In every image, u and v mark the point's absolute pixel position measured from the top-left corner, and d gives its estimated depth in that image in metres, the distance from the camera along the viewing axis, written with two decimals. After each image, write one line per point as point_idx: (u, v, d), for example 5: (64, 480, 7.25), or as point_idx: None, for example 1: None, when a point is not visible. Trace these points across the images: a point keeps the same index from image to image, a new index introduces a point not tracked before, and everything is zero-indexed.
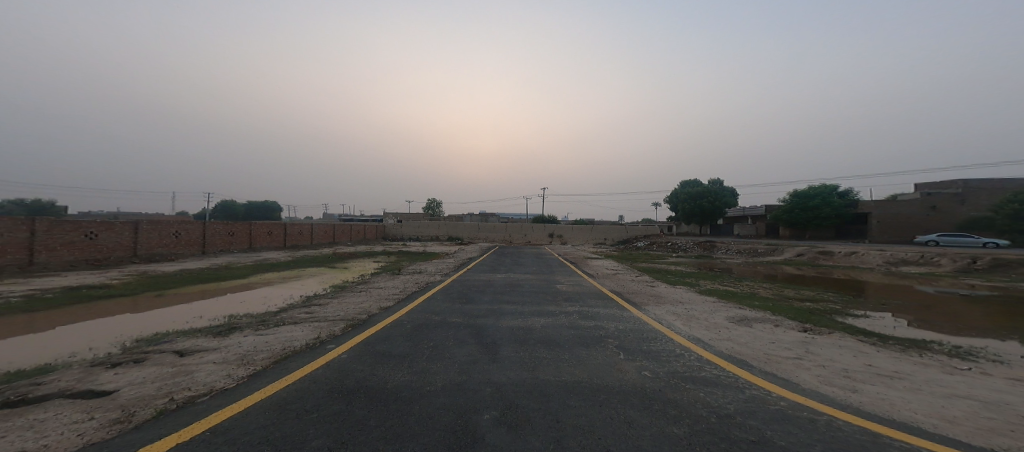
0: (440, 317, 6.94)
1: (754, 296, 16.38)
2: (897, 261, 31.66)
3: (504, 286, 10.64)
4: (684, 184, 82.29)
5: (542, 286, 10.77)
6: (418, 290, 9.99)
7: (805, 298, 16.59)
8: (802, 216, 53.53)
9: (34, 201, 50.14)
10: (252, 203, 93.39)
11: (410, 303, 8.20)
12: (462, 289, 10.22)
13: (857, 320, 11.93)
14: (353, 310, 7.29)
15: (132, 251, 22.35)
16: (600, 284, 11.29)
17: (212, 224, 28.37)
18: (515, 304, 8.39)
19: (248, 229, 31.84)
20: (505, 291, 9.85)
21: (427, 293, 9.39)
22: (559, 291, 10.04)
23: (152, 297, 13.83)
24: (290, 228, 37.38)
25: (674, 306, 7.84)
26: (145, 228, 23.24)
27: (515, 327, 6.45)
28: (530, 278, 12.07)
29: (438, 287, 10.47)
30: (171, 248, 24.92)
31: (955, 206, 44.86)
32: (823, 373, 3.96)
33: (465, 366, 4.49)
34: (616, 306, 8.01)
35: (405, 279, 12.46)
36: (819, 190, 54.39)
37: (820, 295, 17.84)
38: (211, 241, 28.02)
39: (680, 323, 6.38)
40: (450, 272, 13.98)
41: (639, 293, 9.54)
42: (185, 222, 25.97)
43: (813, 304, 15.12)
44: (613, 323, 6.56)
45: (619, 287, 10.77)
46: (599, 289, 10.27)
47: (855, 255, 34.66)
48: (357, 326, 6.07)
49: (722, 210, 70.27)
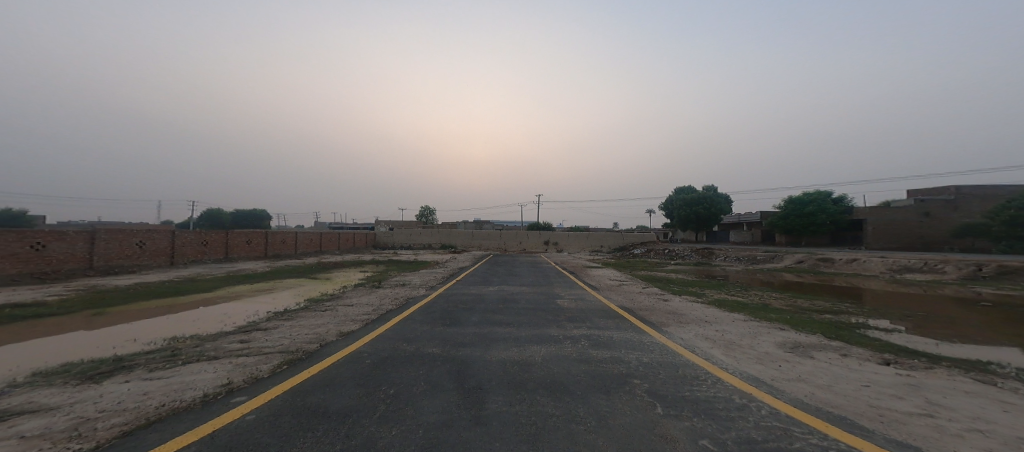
0: (412, 348, 5.41)
1: (766, 308, 15.08)
2: (900, 268, 30.66)
3: (497, 302, 9.14)
4: (679, 191, 81.75)
5: (540, 301, 9.36)
6: (394, 307, 8.48)
7: (821, 309, 15.17)
8: (798, 222, 52.86)
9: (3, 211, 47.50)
10: (240, 212, 91.31)
11: (378, 325, 6.71)
12: (447, 305, 8.76)
13: (890, 333, 10.60)
14: (304, 336, 5.79)
15: (87, 264, 20.59)
16: (606, 300, 9.78)
17: (183, 233, 26.58)
18: (508, 326, 6.90)
19: (224, 238, 30.00)
20: (497, 309, 8.40)
21: (403, 312, 7.90)
22: (560, 308, 8.54)
23: (90, 316, 12.14)
24: (272, 236, 35.52)
25: (702, 329, 6.37)
26: (104, 237, 21.52)
27: (509, 360, 5.00)
28: (526, 292, 10.54)
29: (419, 303, 8.97)
30: (135, 259, 23.15)
31: (949, 212, 44.43)
32: (993, 446, 2.49)
33: (437, 434, 3.03)
34: (632, 328, 6.58)
35: (383, 293, 10.92)
36: (813, 195, 53.80)
37: (835, 305, 16.52)
38: (181, 252, 26.21)
39: (721, 352, 4.88)
40: (436, 284, 12.51)
41: (653, 311, 8.04)
42: (152, 231, 24.22)
43: (833, 315, 13.85)
44: (635, 355, 5.08)
45: (628, 302, 9.32)
46: (605, 305, 8.83)
47: (858, 261, 33.73)
48: (296, 362, 4.59)
49: (717, 217, 69.60)
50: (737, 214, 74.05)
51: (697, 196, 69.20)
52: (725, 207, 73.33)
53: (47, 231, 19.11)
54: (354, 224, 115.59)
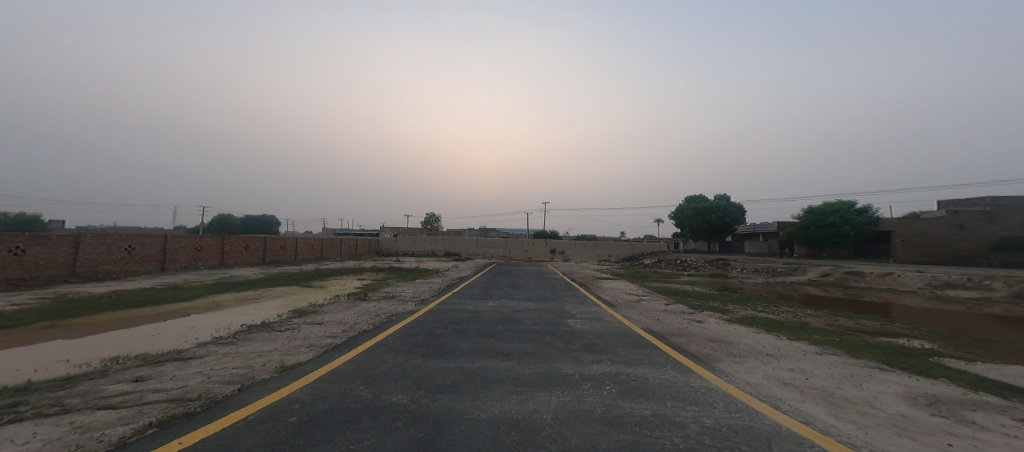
0: (368, 396, 3.86)
1: (806, 327, 13.28)
2: (939, 284, 28.37)
3: (495, 322, 7.59)
4: (690, 200, 79.70)
5: (549, 322, 7.79)
6: (371, 329, 6.90)
7: (870, 329, 13.28)
8: (819, 233, 50.50)
9: (14, 216, 47.10)
10: (249, 218, 91.91)
11: (341, 356, 5.13)
12: (434, 325, 7.25)
13: (975, 365, 8.72)
14: (229, 372, 4.22)
15: (69, 269, 19.46)
16: (626, 320, 8.13)
17: (176, 238, 25.48)
18: (507, 358, 5.34)
19: (219, 244, 28.82)
20: (495, 331, 6.86)
21: (378, 336, 6.32)
22: (572, 331, 6.98)
23: (41, 329, 10.81)
24: (271, 242, 34.35)
25: (768, 366, 4.69)
26: (89, 242, 20.42)
27: (504, 421, 3.42)
28: (531, 309, 8.98)
29: (401, 323, 7.39)
30: (122, 265, 22.00)
31: (984, 225, 41.82)
32: None
33: None
34: (671, 364, 4.95)
35: (365, 308, 9.35)
36: (835, 205, 51.46)
37: (884, 325, 14.55)
38: (173, 258, 25.04)
39: (823, 410, 3.23)
40: (429, 297, 10.96)
41: (690, 337, 6.39)
42: (142, 236, 23.12)
43: (889, 338, 11.95)
44: (690, 412, 3.46)
45: (656, 325, 7.65)
46: (629, 328, 7.19)
47: (891, 276, 31.43)
48: (180, 418, 2.99)
49: (731, 227, 67.29)
50: (753, 225, 71.65)
51: (711, 206, 67.16)
52: (740, 217, 71.01)
53: (27, 235, 18.05)
54: (360, 230, 115.00)
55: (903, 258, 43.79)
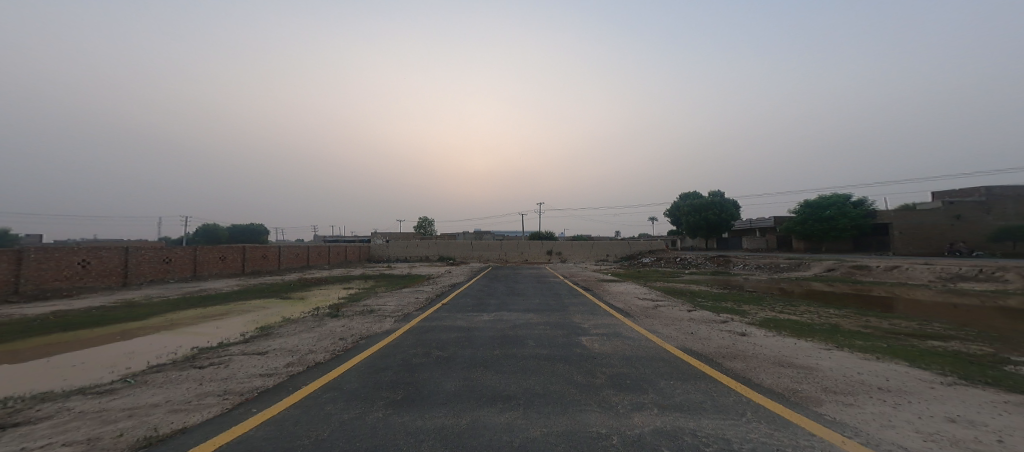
0: None
1: (838, 329, 11.85)
2: (951, 276, 27.25)
3: (490, 344, 6.00)
4: (684, 198, 79.01)
5: (556, 341, 6.24)
6: (324, 362, 5.21)
7: (910, 330, 11.84)
8: (817, 227, 49.60)
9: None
10: (239, 228, 89.72)
11: (259, 413, 3.48)
12: (413, 352, 5.63)
13: None
14: None
15: (12, 288, 17.52)
16: (654, 336, 6.53)
17: (141, 249, 23.53)
18: (507, 406, 3.74)
19: (191, 254, 26.81)
20: (492, 359, 5.27)
21: (328, 374, 4.64)
22: (591, 356, 5.41)
23: None
24: (251, 251, 32.31)
25: (905, 412, 3.11)
26: (34, 257, 18.41)
27: None
28: (533, 324, 7.36)
29: (367, 351, 5.71)
30: (76, 281, 20.06)
31: (983, 215, 41.08)
32: None
33: None
34: (757, 414, 3.32)
35: (331, 327, 7.62)
36: (832, 199, 50.65)
37: (918, 324, 13.17)
38: (136, 272, 23.04)
39: None
40: (412, 311, 9.28)
41: (750, 362, 4.81)
42: (98, 248, 21.16)
43: (937, 340, 10.50)
44: None
45: (695, 343, 6.03)
46: (666, 351, 5.54)
47: (900, 269, 30.29)
48: None
49: (727, 223, 66.34)
50: (749, 221, 70.82)
51: (706, 202, 66.35)
52: (736, 213, 70.23)
53: None
54: (352, 237, 112.64)
55: (959, 250, 39.24)
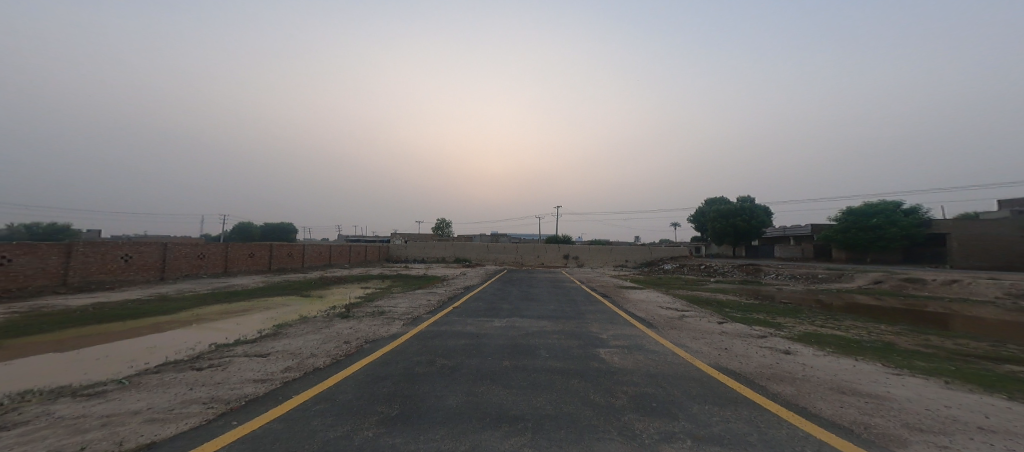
0: None
1: (890, 348, 10.76)
2: (1017, 293, 24.83)
3: (501, 353, 5.56)
4: (712, 202, 76.27)
5: (573, 352, 5.73)
6: (324, 367, 4.88)
7: (974, 352, 10.64)
8: (860, 236, 46.66)
9: (46, 225, 47.24)
10: (270, 226, 92.51)
11: (241, 426, 3.15)
12: (418, 359, 5.25)
13: None
14: None
15: (60, 280, 18.35)
16: (683, 351, 5.89)
17: (178, 245, 24.38)
18: (515, 428, 3.28)
19: (223, 251, 27.60)
20: (502, 370, 4.83)
21: (326, 381, 4.31)
22: (612, 371, 4.88)
23: None
24: (277, 249, 33.04)
25: None
26: (82, 250, 19.30)
27: None
28: (548, 333, 6.85)
29: (370, 357, 5.36)
30: (118, 274, 20.89)
31: None
32: None
33: None
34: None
35: (338, 329, 7.34)
36: (877, 206, 47.51)
37: (983, 345, 11.86)
38: (173, 266, 23.89)
39: None
40: (424, 314, 8.94)
41: (801, 386, 4.15)
42: (140, 244, 22.03)
43: (1009, 365, 9.33)
44: None
45: (731, 360, 5.36)
46: (698, 369, 4.91)
47: (957, 283, 27.89)
48: None
49: (756, 230, 63.43)
50: (783, 228, 67.57)
51: (735, 208, 63.80)
52: (768, 219, 67.17)
53: (17, 244, 17.04)
54: (376, 237, 114.52)
55: None
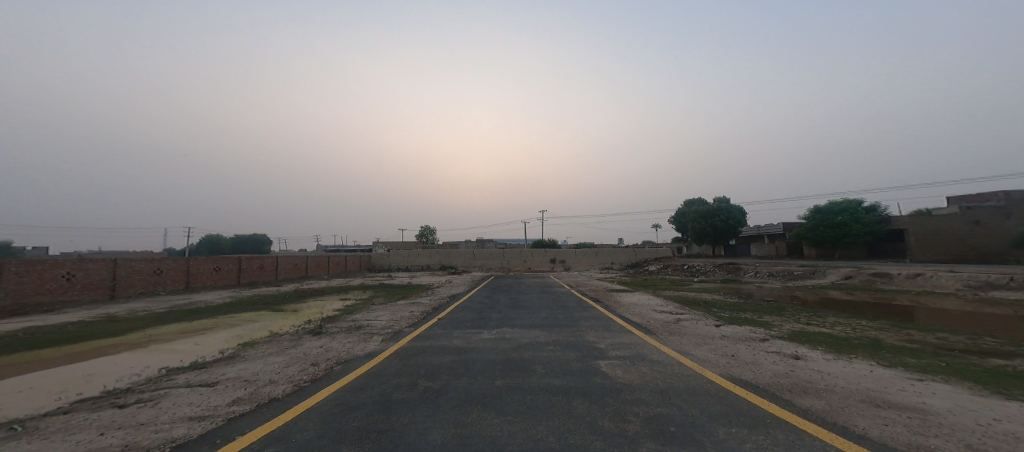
0: None
1: (881, 345, 10.59)
2: (979, 284, 25.82)
3: (491, 371, 4.92)
4: (690, 204, 77.69)
5: (571, 366, 5.14)
6: (280, 398, 4.11)
7: (960, 346, 10.61)
8: (829, 233, 48.14)
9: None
10: (241, 238, 88.99)
11: None
12: (395, 382, 4.55)
13: None
14: None
15: None
16: (689, 361, 5.40)
17: (130, 261, 22.68)
18: None
19: (184, 266, 25.90)
20: (494, 392, 4.21)
21: (278, 417, 3.55)
22: (617, 389, 4.31)
23: None
24: (246, 261, 31.37)
25: None
26: (15, 269, 17.61)
27: None
28: (540, 345, 6.25)
29: (339, 382, 4.62)
30: (60, 295, 19.16)
31: (1002, 220, 39.62)
32: None
33: None
34: None
35: (305, 349, 6.53)
36: (843, 204, 49.14)
37: (965, 338, 11.90)
38: (126, 284, 22.19)
39: None
40: (403, 328, 8.20)
41: (831, 400, 3.68)
42: (83, 261, 20.30)
43: (997, 358, 9.27)
44: None
45: (744, 370, 4.88)
46: (713, 383, 4.39)
47: (924, 277, 28.85)
48: None
49: (733, 230, 64.83)
50: (757, 227, 69.25)
51: (711, 209, 65.05)
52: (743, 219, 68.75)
53: None
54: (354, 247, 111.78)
55: None
